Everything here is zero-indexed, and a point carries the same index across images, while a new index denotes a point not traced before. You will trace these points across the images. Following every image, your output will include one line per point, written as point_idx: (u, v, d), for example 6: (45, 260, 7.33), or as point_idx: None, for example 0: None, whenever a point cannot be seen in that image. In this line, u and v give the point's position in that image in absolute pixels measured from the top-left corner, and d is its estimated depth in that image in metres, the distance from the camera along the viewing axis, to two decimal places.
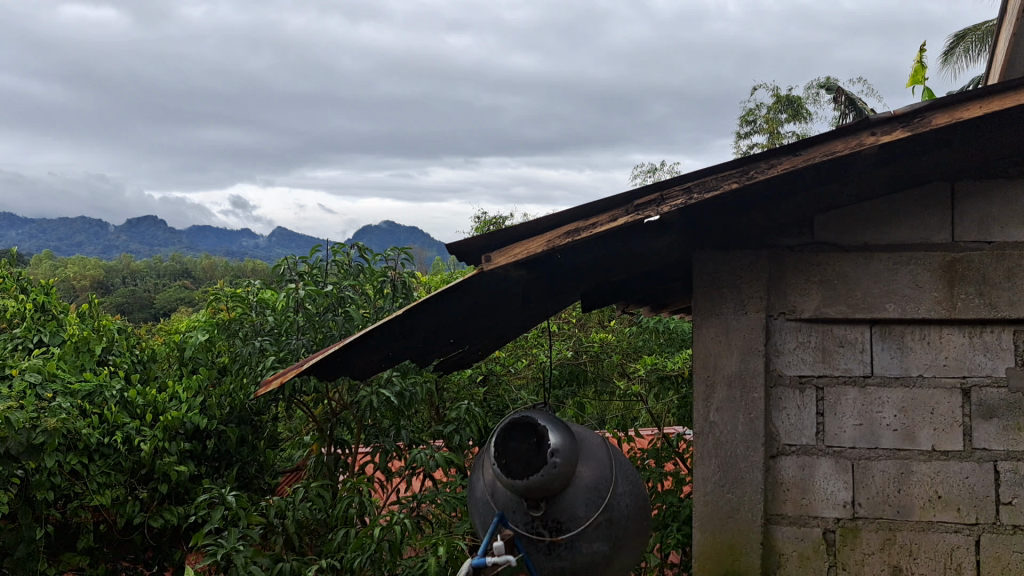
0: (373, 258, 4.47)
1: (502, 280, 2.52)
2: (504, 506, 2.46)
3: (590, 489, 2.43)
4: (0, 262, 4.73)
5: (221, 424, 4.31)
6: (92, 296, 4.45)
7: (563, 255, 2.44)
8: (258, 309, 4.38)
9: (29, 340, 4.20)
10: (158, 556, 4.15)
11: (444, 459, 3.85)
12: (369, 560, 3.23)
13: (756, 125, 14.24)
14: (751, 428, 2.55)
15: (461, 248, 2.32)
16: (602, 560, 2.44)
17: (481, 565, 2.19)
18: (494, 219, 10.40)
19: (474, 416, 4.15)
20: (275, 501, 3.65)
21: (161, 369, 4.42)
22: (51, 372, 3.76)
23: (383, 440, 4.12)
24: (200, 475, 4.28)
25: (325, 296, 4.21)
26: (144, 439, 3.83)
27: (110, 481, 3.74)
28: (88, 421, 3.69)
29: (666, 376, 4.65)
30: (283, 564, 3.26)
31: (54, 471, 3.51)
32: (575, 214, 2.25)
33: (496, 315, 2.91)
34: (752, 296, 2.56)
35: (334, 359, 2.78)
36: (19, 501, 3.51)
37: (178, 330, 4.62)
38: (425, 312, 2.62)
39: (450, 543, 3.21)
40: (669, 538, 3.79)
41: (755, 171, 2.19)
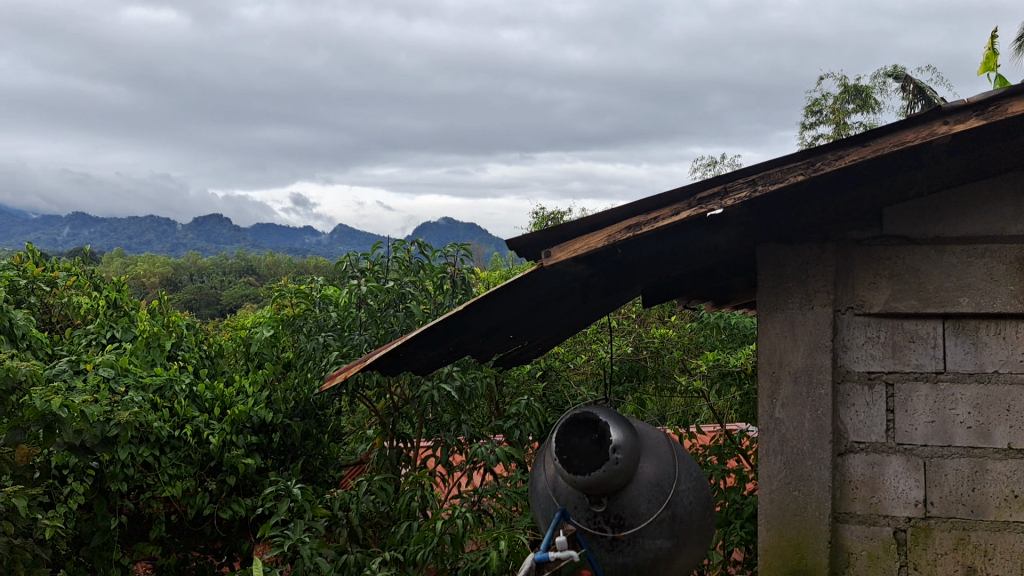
0: (433, 254, 4.51)
1: (562, 275, 2.52)
2: (566, 501, 2.45)
3: (653, 486, 2.42)
4: (75, 260, 4.90)
5: (287, 417, 4.41)
6: (162, 293, 4.56)
7: (625, 250, 2.43)
8: (322, 305, 4.41)
9: (102, 336, 4.34)
10: (227, 546, 4.25)
11: (504, 453, 3.87)
12: (432, 553, 3.27)
13: (821, 116, 13.99)
14: (818, 425, 2.51)
15: (520, 244, 2.33)
16: (665, 557, 2.43)
17: (544, 560, 2.17)
18: (552, 214, 10.37)
19: (534, 411, 4.15)
20: (340, 494, 3.70)
21: (228, 363, 4.56)
22: (124, 366, 3.87)
23: (444, 434, 4.15)
24: (266, 468, 4.38)
25: (386, 292, 4.24)
26: (212, 433, 3.96)
27: (180, 473, 3.85)
28: (160, 414, 3.81)
29: (728, 372, 4.60)
30: (348, 557, 3.28)
31: (127, 462, 3.62)
32: (636, 208, 2.24)
33: (556, 310, 2.91)
34: (819, 290, 2.52)
35: (396, 355, 2.81)
36: (95, 492, 3.63)
37: (243, 325, 4.72)
38: (485, 308, 2.63)
39: (512, 537, 3.20)
40: (732, 536, 3.76)
41: (822, 162, 2.15)
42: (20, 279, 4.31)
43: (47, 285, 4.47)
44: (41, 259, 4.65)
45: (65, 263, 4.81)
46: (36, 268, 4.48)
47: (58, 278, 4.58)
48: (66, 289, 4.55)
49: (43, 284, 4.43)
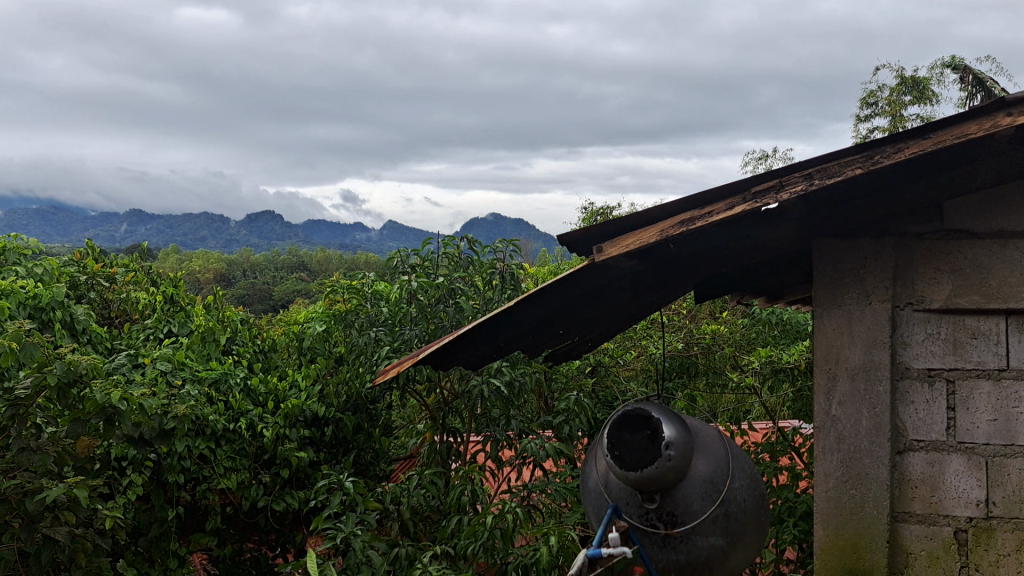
0: (481, 250, 4.54)
1: (613, 270, 2.51)
2: (618, 498, 2.45)
3: (706, 483, 2.40)
4: (133, 256, 5.01)
5: (339, 412, 4.46)
6: (216, 289, 4.64)
7: (677, 245, 2.41)
8: (373, 300, 4.48)
9: (159, 330, 4.43)
10: (281, 538, 4.31)
11: (555, 449, 3.84)
12: (482, 547, 3.26)
13: (877, 108, 13.72)
14: (876, 423, 2.47)
15: (572, 240, 2.32)
16: (719, 555, 2.40)
17: (596, 556, 2.16)
18: (601, 209, 10.31)
19: (584, 407, 4.14)
20: (391, 487, 3.75)
21: (281, 358, 4.65)
22: (180, 361, 3.96)
23: (494, 429, 4.15)
24: (319, 462, 4.45)
25: (436, 287, 4.26)
26: (267, 426, 4.05)
27: (235, 466, 3.94)
28: (216, 407, 3.89)
29: (781, 369, 4.55)
30: (399, 550, 3.27)
31: (184, 455, 3.70)
32: (690, 203, 2.22)
33: (606, 306, 2.90)
34: (877, 286, 2.47)
35: (446, 350, 2.83)
36: (153, 483, 3.71)
37: (296, 320, 4.80)
38: (536, 303, 2.63)
39: (562, 533, 3.15)
40: (785, 534, 3.72)
41: (881, 155, 2.11)
42: (80, 275, 4.43)
43: (106, 281, 4.59)
44: (100, 256, 4.77)
45: (124, 259, 4.93)
46: (95, 264, 4.60)
47: (117, 274, 4.69)
48: (124, 284, 4.66)
49: (103, 280, 4.54)
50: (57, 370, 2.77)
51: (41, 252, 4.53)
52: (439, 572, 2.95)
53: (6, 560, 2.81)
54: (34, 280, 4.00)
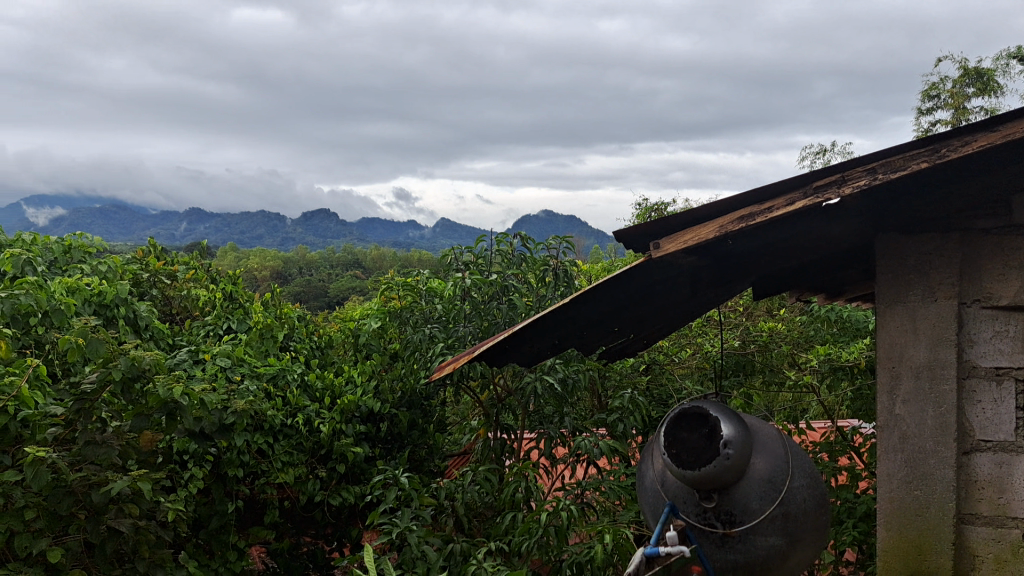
0: (535, 247, 4.48)
1: (671, 267, 2.49)
2: (675, 496, 2.44)
3: (764, 483, 2.37)
4: (193, 254, 5.11)
5: (394, 408, 4.51)
6: (274, 286, 4.71)
7: (735, 241, 2.38)
8: (428, 298, 4.50)
9: (219, 327, 4.51)
10: (337, 533, 4.39)
11: (608, 447, 3.80)
12: (536, 544, 3.26)
13: (939, 100, 13.42)
14: (941, 423, 2.42)
15: (628, 237, 2.31)
16: (778, 555, 2.37)
17: (653, 554, 2.15)
18: (656, 206, 10.25)
19: (638, 405, 4.10)
20: (446, 483, 3.76)
21: (338, 354, 4.71)
22: (239, 357, 4.03)
23: (548, 427, 4.13)
24: (375, 457, 4.51)
25: (490, 284, 4.25)
26: (323, 421, 4.11)
27: (293, 460, 4.01)
28: (274, 403, 3.97)
29: (840, 367, 4.47)
30: (454, 546, 3.30)
31: (243, 449, 3.77)
32: (749, 198, 2.20)
33: (662, 303, 2.88)
34: (942, 282, 2.42)
35: (502, 347, 2.84)
36: (213, 477, 3.78)
37: (352, 317, 4.86)
38: (591, 301, 2.62)
39: (617, 532, 3.12)
40: (844, 535, 3.66)
41: (946, 149, 2.07)
42: (142, 272, 4.56)
43: (167, 278, 4.69)
44: (162, 254, 4.88)
45: (184, 258, 5.04)
46: (157, 262, 4.71)
47: (178, 272, 4.80)
48: (185, 282, 4.76)
49: (164, 277, 4.65)
50: (121, 366, 2.83)
51: (105, 251, 4.65)
52: (494, 568, 2.95)
53: (73, 551, 2.89)
54: (98, 278, 4.11)
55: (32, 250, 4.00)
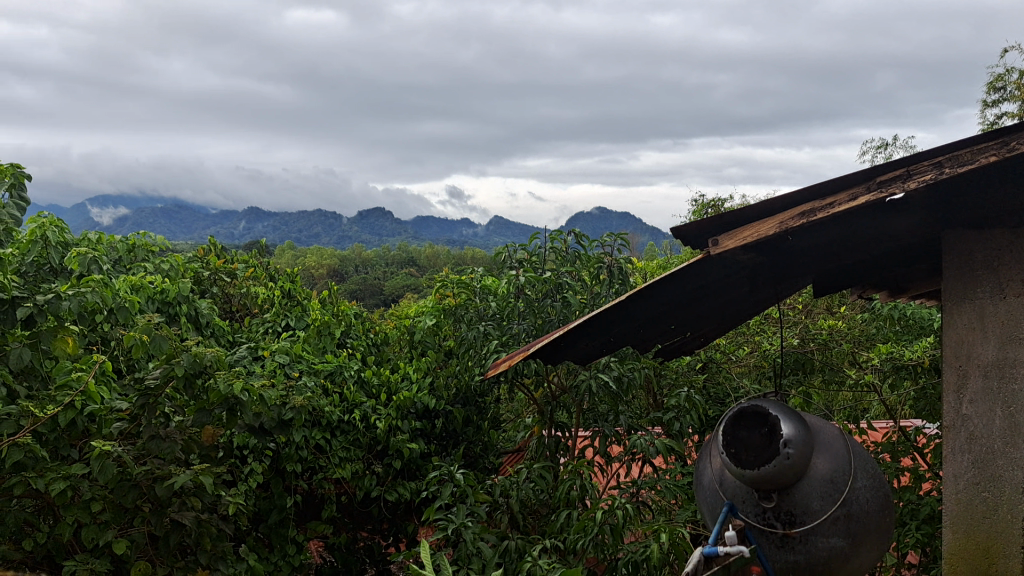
0: (589, 244, 4.41)
1: (729, 263, 2.46)
2: (734, 496, 2.41)
3: (826, 483, 2.33)
4: (252, 252, 5.21)
5: (449, 404, 4.54)
6: (331, 284, 4.76)
7: (796, 237, 2.35)
8: (482, 295, 4.45)
9: (278, 324, 4.58)
10: (393, 528, 4.43)
11: (664, 445, 3.75)
12: (592, 542, 3.24)
13: (1006, 92, 13.06)
14: (1010, 423, 2.35)
15: (686, 235, 2.28)
16: (840, 557, 2.33)
17: (712, 554, 2.13)
18: (712, 202, 10.16)
19: (695, 403, 4.01)
20: (501, 480, 3.76)
21: (393, 351, 4.76)
22: (298, 353, 4.10)
23: (603, 425, 4.07)
24: (430, 453, 4.57)
25: (544, 282, 4.22)
26: (380, 417, 4.16)
27: (350, 456, 4.06)
28: (331, 399, 4.03)
29: (902, 366, 4.37)
30: (509, 542, 3.31)
31: (302, 444, 3.83)
32: (810, 194, 2.16)
33: (720, 301, 2.84)
34: (1012, 278, 2.34)
35: (558, 344, 2.83)
36: (272, 472, 3.85)
37: (407, 314, 4.89)
38: (647, 298, 2.60)
39: (673, 530, 3.10)
40: (907, 537, 3.58)
41: (1016, 141, 2.01)
42: (203, 271, 4.66)
43: (228, 276, 4.81)
44: (222, 252, 4.99)
45: (244, 256, 5.13)
46: (218, 260, 4.81)
47: (237, 270, 4.90)
48: (244, 279, 4.86)
49: (224, 275, 4.76)
50: (183, 362, 2.88)
51: (168, 249, 4.76)
52: (549, 565, 2.94)
53: (138, 543, 2.96)
54: (161, 276, 4.20)
55: (98, 248, 4.10)
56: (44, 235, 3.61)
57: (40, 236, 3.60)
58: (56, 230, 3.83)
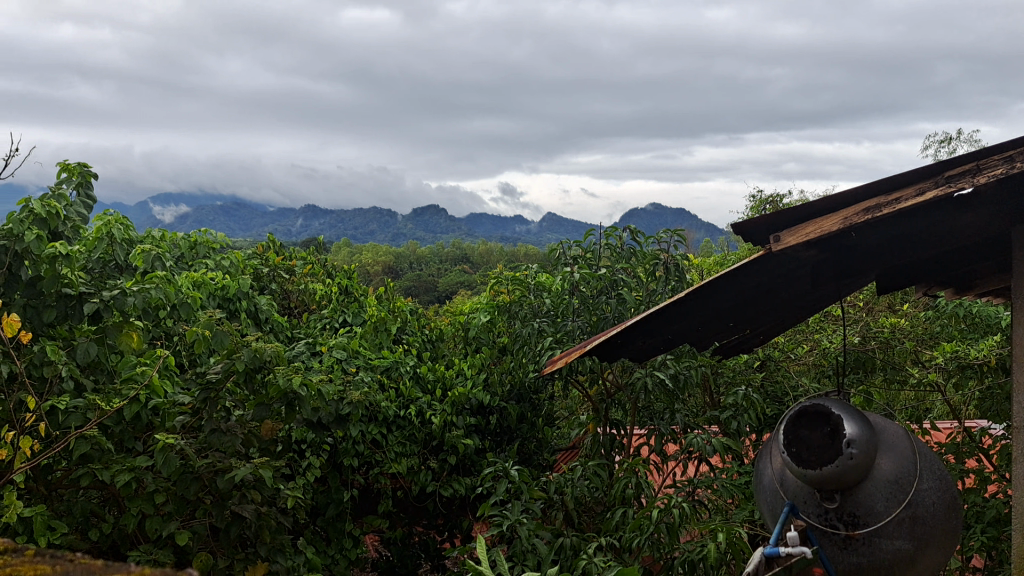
0: (645, 241, 4.41)
1: (791, 260, 2.43)
2: (795, 496, 2.38)
3: (890, 484, 2.29)
4: (311, 249, 5.28)
5: (503, 400, 4.56)
6: (387, 280, 4.81)
7: (859, 232, 2.31)
8: (536, 292, 4.43)
9: (335, 320, 4.64)
10: (448, 523, 4.46)
11: (721, 444, 3.69)
12: (648, 540, 3.22)
13: None
14: None
15: (747, 230, 2.26)
16: (906, 560, 2.28)
17: (774, 554, 2.10)
18: (771, 198, 10.04)
19: (753, 402, 3.95)
20: (555, 477, 3.75)
21: (448, 347, 4.84)
22: (355, 349, 4.17)
23: (659, 423, 4.02)
24: (485, 449, 4.59)
25: (599, 279, 4.19)
26: (435, 413, 4.19)
27: (406, 451, 4.11)
28: (388, 394, 4.08)
29: (967, 365, 4.26)
30: (564, 539, 3.28)
31: (359, 439, 3.89)
32: (875, 189, 2.13)
33: (779, 298, 2.81)
34: None
35: (615, 342, 2.83)
36: (330, 466, 3.90)
37: (462, 310, 4.92)
38: (705, 297, 2.59)
39: (730, 530, 3.05)
40: (972, 541, 3.49)
41: None
42: (263, 267, 4.79)
43: (287, 273, 4.90)
44: (281, 249, 5.07)
45: (302, 253, 5.20)
46: (277, 257, 4.92)
47: (296, 266, 4.99)
48: (303, 276, 4.95)
49: (283, 272, 4.86)
50: (243, 357, 2.93)
51: (229, 247, 4.86)
52: (605, 563, 2.93)
53: (200, 534, 3.02)
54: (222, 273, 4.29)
55: (161, 246, 4.19)
56: (110, 232, 3.70)
57: (105, 232, 3.70)
58: (121, 228, 3.91)
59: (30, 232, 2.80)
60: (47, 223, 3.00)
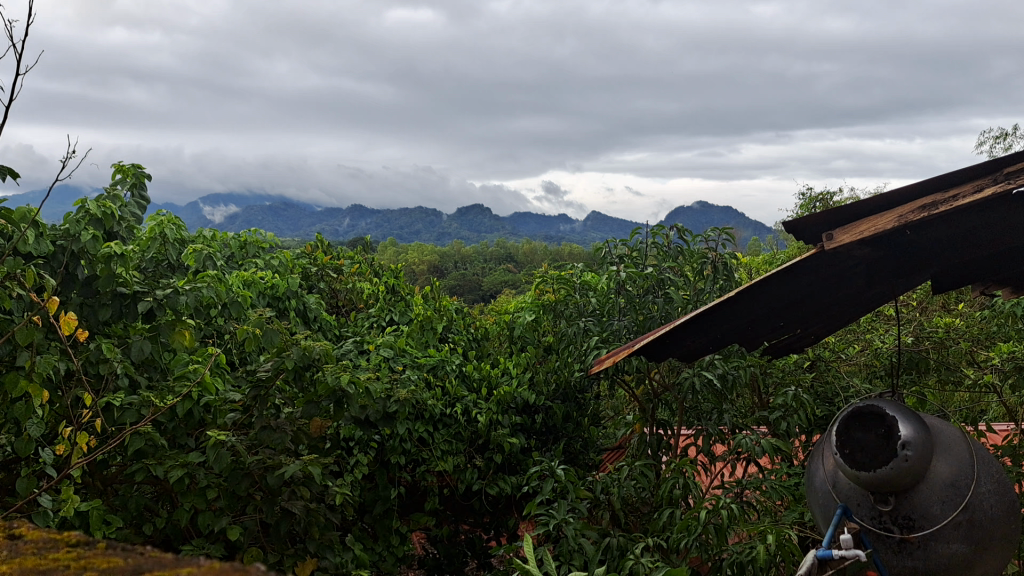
0: (693, 240, 4.33)
1: (843, 259, 2.39)
2: (848, 498, 2.35)
3: (947, 487, 2.24)
4: (358, 249, 5.34)
5: (549, 400, 4.56)
6: (434, 279, 4.83)
7: (914, 230, 2.27)
8: (582, 292, 4.45)
9: (382, 319, 4.68)
10: (494, 522, 4.47)
11: (771, 445, 3.62)
12: (695, 542, 3.19)
13: None
14: None
15: (799, 228, 2.22)
16: (963, 564, 2.24)
17: (827, 557, 2.07)
18: (821, 195, 9.90)
19: (803, 403, 3.89)
20: (601, 477, 3.73)
21: (493, 346, 4.85)
22: (401, 348, 4.20)
23: (706, 424, 3.97)
24: (530, 448, 4.60)
25: (645, 278, 4.15)
26: (481, 412, 4.20)
27: (452, 449, 4.13)
28: (434, 392, 4.10)
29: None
30: (611, 539, 3.27)
31: (406, 437, 3.92)
32: (932, 186, 2.09)
33: (830, 298, 2.77)
34: None
35: (663, 341, 2.81)
36: (377, 463, 3.94)
37: (507, 309, 4.92)
38: (756, 296, 2.56)
39: (780, 532, 3.01)
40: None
41: None
42: (311, 267, 4.86)
43: (334, 273, 4.96)
44: (329, 249, 5.14)
45: (349, 253, 5.25)
46: (325, 256, 4.98)
47: (343, 266, 5.04)
48: (350, 275, 5.00)
49: (331, 271, 4.93)
50: (293, 355, 2.96)
51: (278, 247, 4.93)
52: (652, 563, 2.91)
53: (250, 529, 3.06)
54: (272, 272, 4.35)
55: (212, 245, 4.26)
56: (162, 233, 3.76)
57: (157, 232, 3.75)
58: (174, 228, 3.98)
59: (85, 232, 2.92)
60: (102, 223, 3.07)
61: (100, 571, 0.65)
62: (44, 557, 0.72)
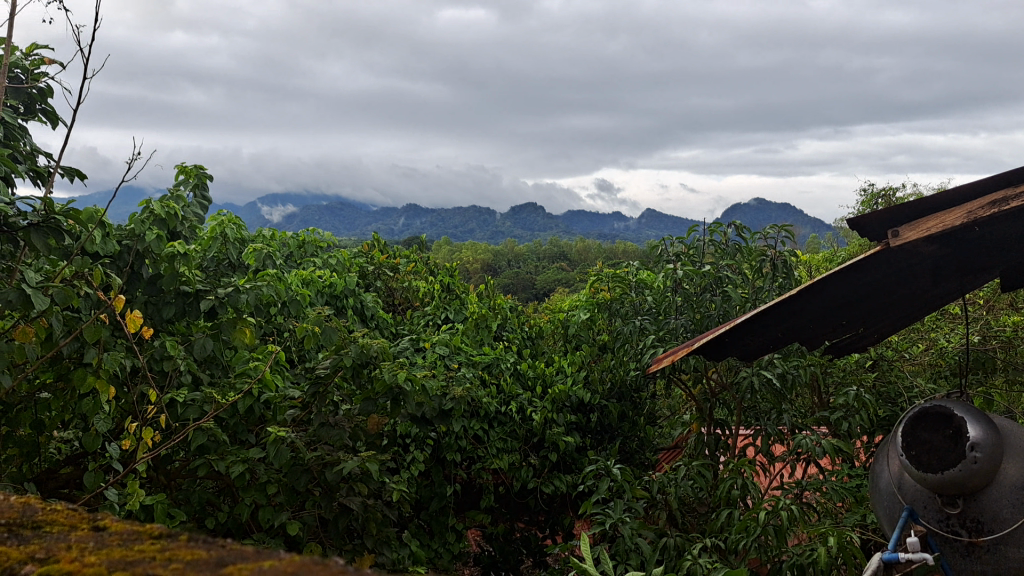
0: (752, 237, 4.29)
1: (909, 256, 2.34)
2: (914, 500, 2.30)
3: (1018, 490, 2.18)
4: (414, 248, 5.38)
5: (604, 399, 4.55)
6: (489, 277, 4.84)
7: (984, 227, 2.21)
8: (638, 290, 4.42)
9: (438, 317, 4.71)
10: (550, 521, 4.46)
11: (832, 446, 3.55)
12: (754, 543, 3.15)
13: None
14: None
15: (864, 225, 2.18)
16: None
17: (893, 560, 2.01)
18: (883, 191, 9.70)
19: (865, 403, 3.81)
20: (658, 476, 3.70)
21: (548, 344, 4.85)
22: (457, 345, 4.22)
23: (765, 423, 3.91)
24: (586, 447, 4.58)
25: (702, 275, 4.11)
26: (536, 410, 4.20)
27: (507, 447, 4.14)
28: (489, 391, 4.11)
29: None
30: (668, 539, 3.24)
31: (461, 435, 3.94)
32: (1003, 180, 2.04)
33: (893, 296, 2.71)
34: None
35: (722, 341, 2.78)
36: (433, 461, 3.96)
37: (562, 307, 4.92)
38: (818, 295, 2.52)
39: (841, 534, 2.95)
40: None
41: None
42: (368, 265, 4.92)
43: (391, 271, 5.01)
44: (386, 248, 5.19)
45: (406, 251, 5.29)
46: (381, 255, 5.06)
47: (400, 264, 5.08)
48: (406, 274, 5.04)
49: (388, 270, 5.00)
50: (351, 353, 2.99)
51: (336, 246, 5.01)
52: (711, 564, 2.88)
53: (309, 524, 3.10)
54: (329, 271, 4.40)
55: (272, 245, 4.32)
56: (223, 232, 3.82)
57: (218, 232, 3.82)
58: (234, 227, 4.06)
59: (150, 232, 2.99)
60: (166, 223, 3.14)
61: (185, 563, 0.67)
62: (130, 549, 0.74)
